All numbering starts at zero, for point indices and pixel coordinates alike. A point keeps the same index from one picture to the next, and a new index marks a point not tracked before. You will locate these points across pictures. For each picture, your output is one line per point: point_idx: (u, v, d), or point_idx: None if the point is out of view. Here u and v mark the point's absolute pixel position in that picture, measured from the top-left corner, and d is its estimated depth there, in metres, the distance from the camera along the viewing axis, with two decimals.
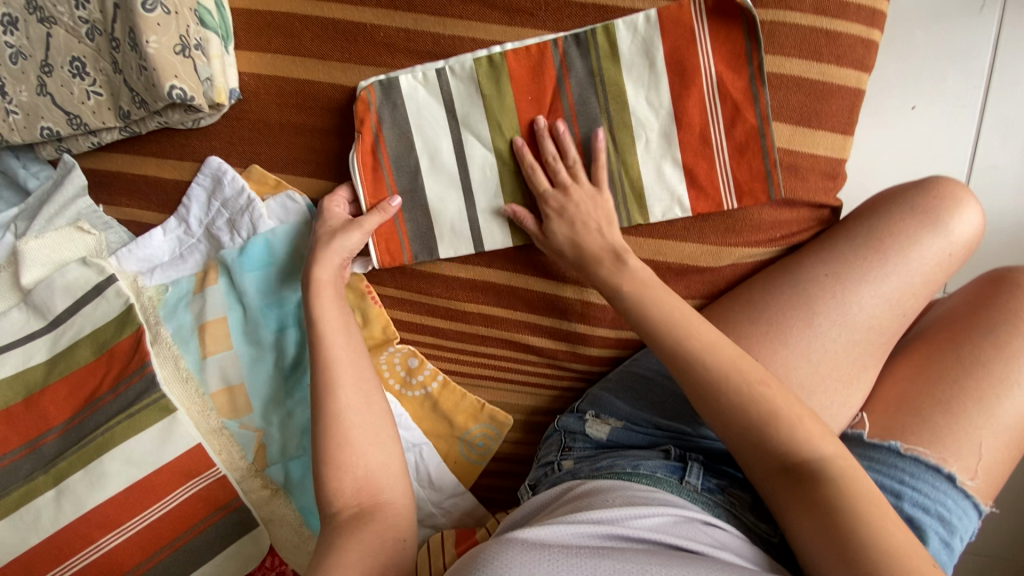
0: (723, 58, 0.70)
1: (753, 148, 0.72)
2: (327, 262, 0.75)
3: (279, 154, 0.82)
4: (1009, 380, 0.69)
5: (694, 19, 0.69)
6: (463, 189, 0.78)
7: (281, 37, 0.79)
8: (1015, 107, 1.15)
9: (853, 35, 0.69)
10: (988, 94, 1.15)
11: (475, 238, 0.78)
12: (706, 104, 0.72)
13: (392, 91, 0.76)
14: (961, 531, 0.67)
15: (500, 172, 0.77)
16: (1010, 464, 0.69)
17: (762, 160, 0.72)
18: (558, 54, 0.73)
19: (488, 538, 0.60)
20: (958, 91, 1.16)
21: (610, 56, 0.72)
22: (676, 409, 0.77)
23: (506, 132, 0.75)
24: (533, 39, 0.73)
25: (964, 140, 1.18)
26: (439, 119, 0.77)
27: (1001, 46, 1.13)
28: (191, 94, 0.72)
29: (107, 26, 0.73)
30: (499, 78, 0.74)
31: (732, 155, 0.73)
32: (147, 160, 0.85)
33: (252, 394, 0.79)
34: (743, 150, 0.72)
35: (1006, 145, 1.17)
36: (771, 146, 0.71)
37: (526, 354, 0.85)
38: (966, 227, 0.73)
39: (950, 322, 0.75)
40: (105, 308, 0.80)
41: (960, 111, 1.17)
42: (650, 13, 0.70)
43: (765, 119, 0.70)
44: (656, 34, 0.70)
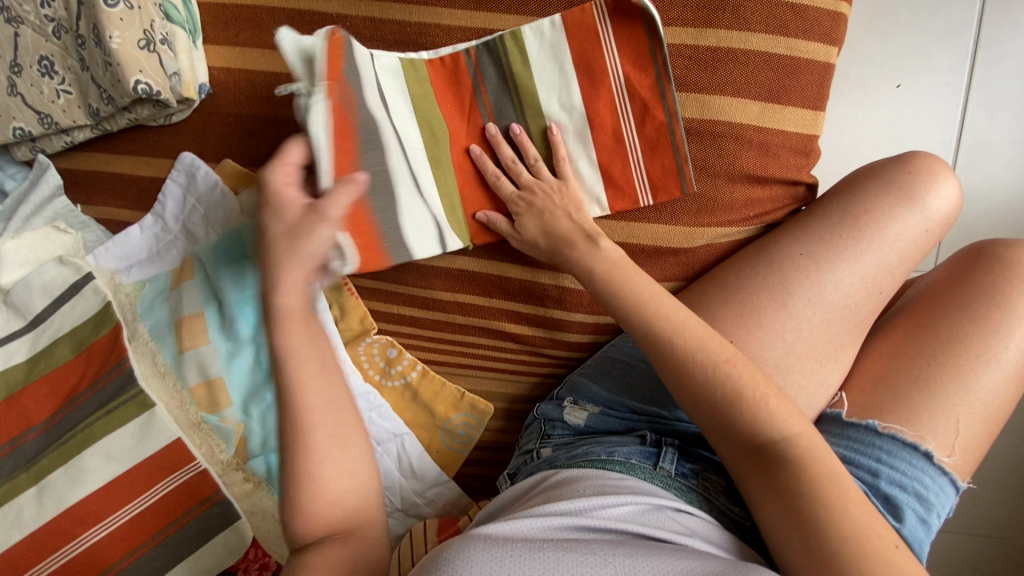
0: (628, 59, 0.70)
1: (665, 143, 0.72)
2: (291, 281, 0.60)
3: (251, 148, 0.83)
4: (986, 354, 0.69)
5: (596, 22, 0.70)
6: (413, 185, 0.75)
7: (248, 30, 0.79)
8: (1001, 82, 1.14)
9: (819, 10, 0.68)
10: (971, 70, 1.14)
11: (437, 235, 0.77)
12: (616, 104, 0.72)
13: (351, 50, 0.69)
14: (938, 507, 0.68)
15: (435, 174, 0.75)
16: (987, 438, 0.69)
17: (674, 154, 0.72)
18: (471, 62, 0.73)
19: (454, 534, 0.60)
20: (943, 67, 1.15)
21: (519, 61, 0.72)
22: (652, 394, 0.77)
23: (435, 135, 0.74)
24: (446, 48, 0.73)
25: (950, 118, 1.17)
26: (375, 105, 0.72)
27: (984, 20, 1.12)
28: (157, 89, 0.72)
29: (72, 23, 0.73)
30: (422, 81, 0.73)
31: (645, 152, 0.73)
32: (121, 157, 0.85)
33: (231, 388, 0.80)
34: (655, 147, 0.73)
35: (992, 120, 1.16)
36: (682, 141, 0.72)
37: (504, 341, 0.85)
38: (944, 201, 0.71)
39: (930, 300, 0.74)
40: (82, 305, 0.80)
41: (946, 86, 1.15)
42: (555, 18, 0.70)
43: (675, 116, 0.71)
44: (562, 40, 0.71)
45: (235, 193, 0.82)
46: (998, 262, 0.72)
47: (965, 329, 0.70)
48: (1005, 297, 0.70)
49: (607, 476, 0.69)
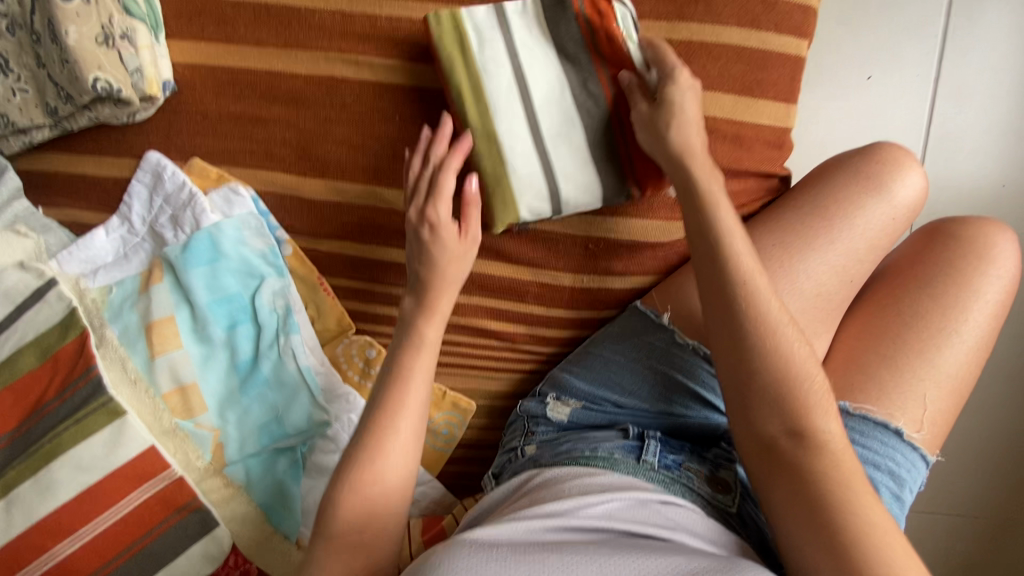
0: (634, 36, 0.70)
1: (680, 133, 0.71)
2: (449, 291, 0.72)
3: (219, 146, 0.80)
4: (954, 338, 0.71)
5: None
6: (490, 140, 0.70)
7: (213, 24, 0.77)
8: (967, 72, 1.17)
9: (790, 2, 0.69)
10: (938, 60, 1.17)
11: (531, 191, 0.71)
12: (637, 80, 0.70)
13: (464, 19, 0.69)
14: (909, 483, 0.69)
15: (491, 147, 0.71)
16: (957, 420, 0.71)
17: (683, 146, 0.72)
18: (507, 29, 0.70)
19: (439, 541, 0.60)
20: (912, 57, 1.17)
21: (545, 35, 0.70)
22: (633, 388, 0.77)
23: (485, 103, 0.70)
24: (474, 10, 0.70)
25: (920, 107, 1.19)
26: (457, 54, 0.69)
27: (950, 11, 1.15)
28: (116, 86, 0.69)
29: (27, 19, 0.70)
30: (463, 45, 0.69)
31: None
32: (84, 158, 0.83)
33: (206, 393, 0.78)
34: None
35: (959, 109, 1.18)
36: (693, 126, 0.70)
37: (484, 339, 0.85)
38: (911, 187, 0.73)
39: (894, 278, 0.75)
40: (47, 312, 0.77)
41: (914, 77, 1.18)
42: None
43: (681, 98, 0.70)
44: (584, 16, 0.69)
45: (204, 194, 0.80)
46: (964, 248, 0.74)
47: (929, 310, 0.71)
48: (970, 282, 0.72)
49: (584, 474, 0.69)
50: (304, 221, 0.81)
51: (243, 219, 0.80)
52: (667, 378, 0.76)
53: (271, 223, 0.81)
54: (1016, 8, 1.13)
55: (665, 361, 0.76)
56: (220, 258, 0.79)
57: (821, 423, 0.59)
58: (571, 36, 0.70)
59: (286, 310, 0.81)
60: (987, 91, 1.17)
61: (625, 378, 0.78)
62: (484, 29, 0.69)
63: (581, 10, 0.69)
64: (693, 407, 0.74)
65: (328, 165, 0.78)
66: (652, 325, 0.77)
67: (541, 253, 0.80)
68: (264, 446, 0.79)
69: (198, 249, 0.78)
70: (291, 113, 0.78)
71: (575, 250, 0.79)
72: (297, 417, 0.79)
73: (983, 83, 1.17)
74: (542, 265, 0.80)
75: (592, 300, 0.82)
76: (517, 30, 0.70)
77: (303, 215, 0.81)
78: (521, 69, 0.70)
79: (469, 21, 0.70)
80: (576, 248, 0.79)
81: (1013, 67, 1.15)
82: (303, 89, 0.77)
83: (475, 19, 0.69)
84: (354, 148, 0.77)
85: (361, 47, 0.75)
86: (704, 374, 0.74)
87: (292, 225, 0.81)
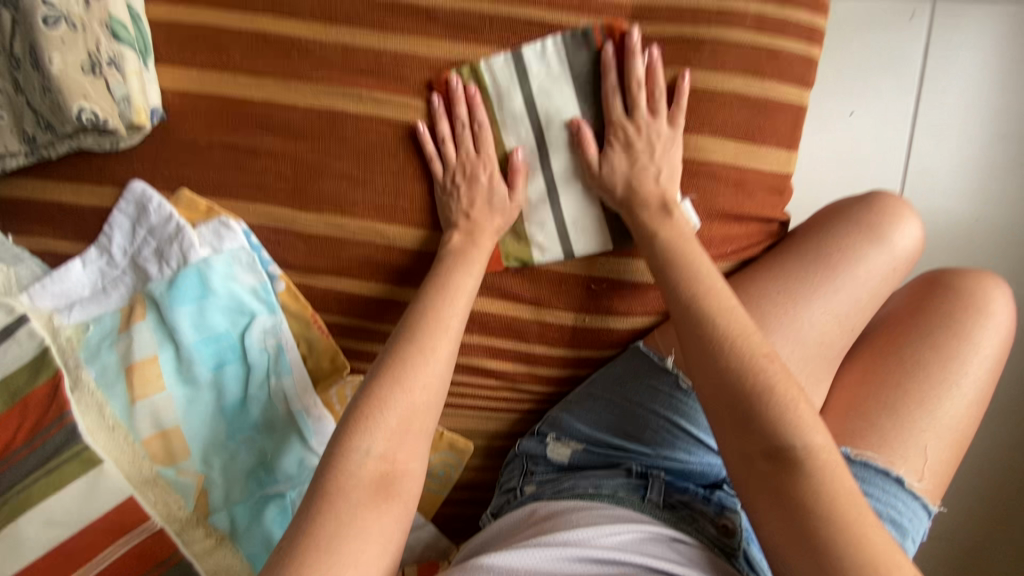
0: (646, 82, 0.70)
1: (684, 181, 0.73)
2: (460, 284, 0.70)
3: (210, 178, 0.77)
4: (949, 384, 0.72)
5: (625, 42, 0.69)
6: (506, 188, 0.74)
7: (206, 52, 0.74)
8: (946, 113, 1.22)
9: (794, 53, 0.70)
10: (919, 100, 1.21)
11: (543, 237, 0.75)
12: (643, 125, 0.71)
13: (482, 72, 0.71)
14: (912, 530, 0.70)
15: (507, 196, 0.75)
16: (953, 464, 0.72)
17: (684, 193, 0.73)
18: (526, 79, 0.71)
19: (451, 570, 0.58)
20: (894, 97, 1.22)
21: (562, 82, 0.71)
22: (635, 430, 0.76)
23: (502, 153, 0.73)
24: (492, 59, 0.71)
25: (901, 146, 1.23)
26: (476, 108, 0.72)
27: (929, 55, 1.20)
28: (103, 117, 0.65)
29: (5, 43, 0.66)
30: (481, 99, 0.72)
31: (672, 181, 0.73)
32: (62, 185, 0.79)
33: (190, 438, 0.74)
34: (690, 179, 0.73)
35: (939, 148, 1.23)
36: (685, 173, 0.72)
37: (483, 378, 0.83)
38: (910, 237, 0.74)
39: (891, 328, 0.77)
40: (15, 351, 0.72)
41: (896, 116, 1.22)
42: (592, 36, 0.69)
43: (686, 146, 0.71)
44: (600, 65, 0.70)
45: (193, 226, 0.77)
46: (958, 295, 0.75)
47: (926, 355, 0.73)
48: (964, 329, 0.74)
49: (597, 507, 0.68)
50: (298, 255, 0.78)
51: (235, 254, 0.76)
52: (670, 421, 0.75)
53: (263, 258, 0.78)
54: (986, 56, 1.19)
55: (667, 405, 0.75)
56: (208, 294, 0.75)
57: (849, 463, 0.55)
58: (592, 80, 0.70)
59: (278, 349, 0.78)
60: (964, 132, 1.22)
61: (626, 419, 0.77)
62: (503, 81, 0.71)
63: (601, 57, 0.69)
64: (695, 451, 0.74)
65: (324, 200, 0.76)
66: (656, 367, 0.77)
67: (544, 291, 0.79)
68: (251, 493, 0.75)
69: (185, 285, 0.75)
70: (289, 146, 0.75)
71: (577, 290, 0.78)
72: (288, 462, 0.76)
73: (959, 125, 1.22)
74: (544, 303, 0.79)
75: (594, 340, 0.81)
76: (536, 78, 0.71)
77: (298, 251, 0.78)
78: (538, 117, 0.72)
79: (489, 74, 0.72)
80: (579, 288, 0.78)
81: (986, 110, 1.21)
82: (300, 122, 0.75)
83: (493, 70, 0.71)
84: (352, 185, 0.75)
85: (362, 83, 0.73)
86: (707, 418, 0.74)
87: (285, 260, 0.79)
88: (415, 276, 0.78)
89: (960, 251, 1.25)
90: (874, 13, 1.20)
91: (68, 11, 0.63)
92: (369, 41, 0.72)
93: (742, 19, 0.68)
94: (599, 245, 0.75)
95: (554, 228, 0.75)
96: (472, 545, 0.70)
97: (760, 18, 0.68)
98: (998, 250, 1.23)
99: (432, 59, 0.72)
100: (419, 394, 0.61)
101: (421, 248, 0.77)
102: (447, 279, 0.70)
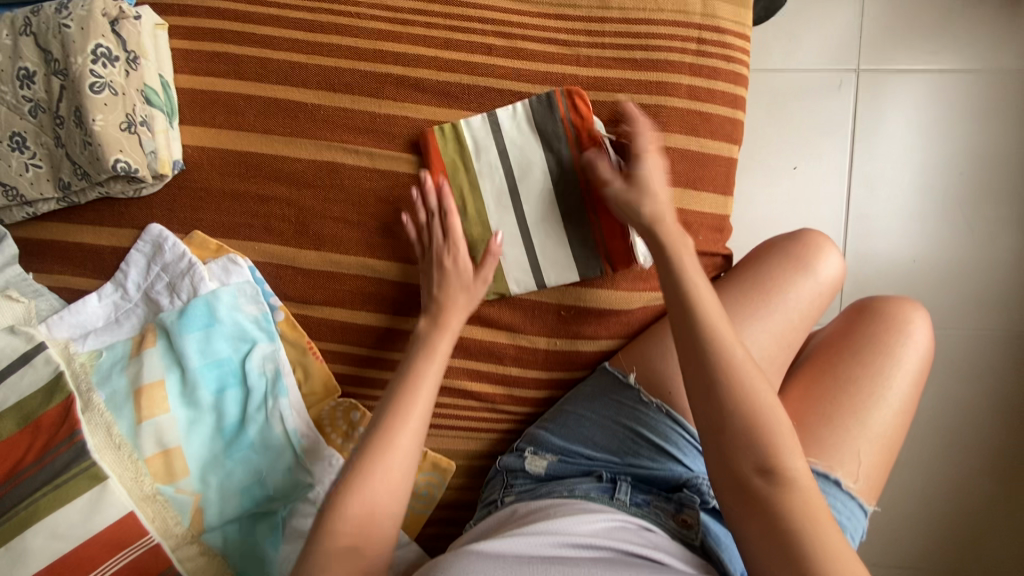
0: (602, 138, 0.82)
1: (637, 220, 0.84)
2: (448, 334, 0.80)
3: (221, 221, 0.87)
4: (876, 395, 0.82)
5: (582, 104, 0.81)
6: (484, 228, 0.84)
7: (224, 113, 0.86)
8: (874, 166, 1.38)
9: (723, 115, 0.84)
10: (849, 155, 1.38)
11: (516, 271, 0.85)
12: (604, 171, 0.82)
13: (460, 131, 0.83)
14: (852, 527, 0.77)
15: (482, 234, 0.85)
16: (884, 467, 0.81)
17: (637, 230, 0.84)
18: (500, 136, 0.83)
19: (445, 553, 0.65)
20: (827, 152, 1.39)
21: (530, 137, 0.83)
22: (605, 442, 0.84)
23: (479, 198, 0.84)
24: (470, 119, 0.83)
25: (839, 194, 1.39)
26: (457, 161, 0.84)
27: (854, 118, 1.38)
28: (135, 167, 0.75)
29: (51, 104, 0.76)
30: (461, 153, 0.84)
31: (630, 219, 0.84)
32: (85, 227, 0.88)
33: (189, 457, 0.80)
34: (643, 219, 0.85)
35: (871, 196, 1.39)
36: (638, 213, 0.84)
37: (465, 400, 0.90)
38: (832, 268, 0.86)
39: (826, 347, 0.87)
40: (32, 376, 0.79)
41: (831, 169, 1.39)
42: (554, 100, 0.82)
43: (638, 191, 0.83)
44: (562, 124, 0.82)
45: (203, 263, 0.86)
46: (878, 317, 0.86)
47: (854, 370, 0.83)
48: (885, 346, 0.84)
49: (574, 502, 0.76)
50: (298, 288, 0.87)
51: (241, 287, 0.85)
52: (636, 432, 0.82)
53: (266, 290, 0.86)
54: (902, 118, 1.38)
55: (632, 416, 0.83)
56: (214, 322, 0.83)
57: (790, 456, 0.63)
58: (557, 137, 0.82)
59: (276, 373, 0.85)
60: (890, 182, 1.38)
61: (596, 432, 0.84)
62: (479, 138, 0.83)
63: (566, 115, 0.82)
64: (660, 459, 0.80)
65: (322, 238, 0.86)
66: (619, 383, 0.85)
67: (519, 318, 0.88)
68: (244, 510, 0.80)
69: (195, 314, 0.83)
70: (292, 192, 0.86)
71: (549, 317, 0.88)
72: (281, 480, 0.82)
73: (886, 176, 1.38)
74: (519, 329, 0.88)
75: (565, 363, 0.89)
76: (508, 135, 0.83)
77: (297, 284, 0.87)
78: (511, 167, 0.84)
79: (468, 132, 0.84)
80: (550, 314, 0.88)
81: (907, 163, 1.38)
82: (304, 173, 0.86)
83: (471, 129, 0.83)
84: (347, 225, 0.86)
85: (358, 139, 0.85)
86: (669, 430, 0.81)
87: (286, 291, 0.87)
88: (403, 306, 0.87)
89: (899, 286, 1.38)
90: (804, 82, 1.39)
91: (111, 79, 0.74)
92: (365, 105, 0.85)
93: (678, 89, 0.82)
94: (567, 276, 0.85)
95: (527, 262, 0.85)
96: (463, 538, 0.78)
97: (692, 88, 0.83)
98: (931, 285, 1.37)
99: (418, 120, 0.85)
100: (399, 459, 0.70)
101: (407, 280, 0.86)
102: (427, 343, 0.78)
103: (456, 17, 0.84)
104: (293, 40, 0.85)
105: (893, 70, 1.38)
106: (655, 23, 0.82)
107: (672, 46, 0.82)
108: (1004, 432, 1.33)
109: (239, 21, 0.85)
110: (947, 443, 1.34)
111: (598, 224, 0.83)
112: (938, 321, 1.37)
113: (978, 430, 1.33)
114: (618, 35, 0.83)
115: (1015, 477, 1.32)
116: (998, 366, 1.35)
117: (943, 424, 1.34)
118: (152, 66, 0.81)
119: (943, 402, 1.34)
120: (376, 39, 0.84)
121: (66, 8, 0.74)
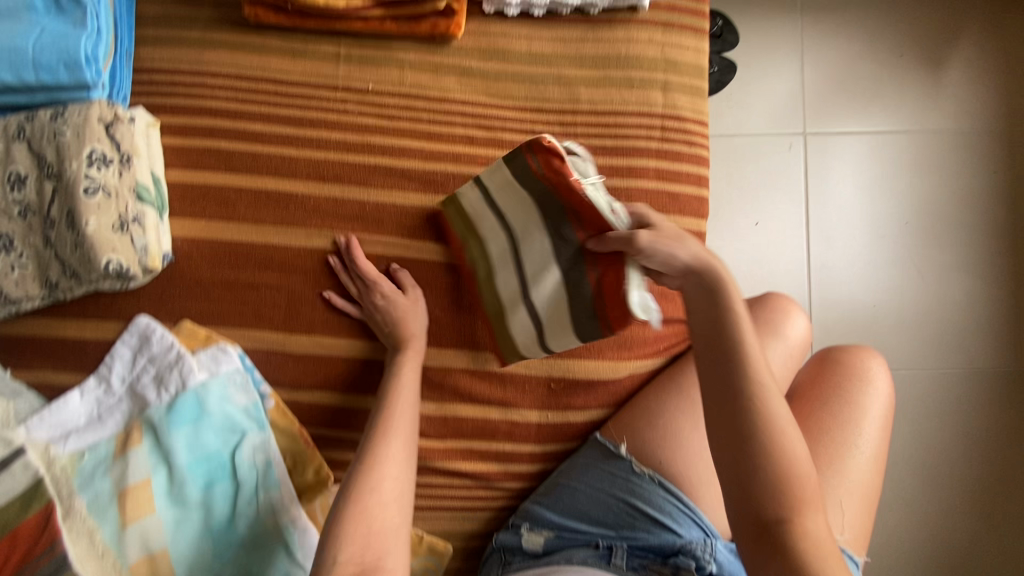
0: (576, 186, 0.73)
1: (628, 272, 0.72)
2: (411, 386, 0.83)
3: (211, 310, 0.88)
4: (853, 450, 0.86)
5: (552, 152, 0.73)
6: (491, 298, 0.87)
7: (214, 205, 0.89)
8: (828, 221, 1.49)
9: (690, 193, 0.91)
10: (805, 212, 1.49)
11: (524, 338, 0.85)
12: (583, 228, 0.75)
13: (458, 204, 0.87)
14: None
15: (489, 303, 0.87)
16: (869, 521, 0.84)
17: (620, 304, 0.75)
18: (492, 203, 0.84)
19: None
20: (785, 210, 1.49)
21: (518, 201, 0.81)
22: (600, 513, 0.85)
23: (485, 267, 0.87)
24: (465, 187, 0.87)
25: (800, 248, 1.48)
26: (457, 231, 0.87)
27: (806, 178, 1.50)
28: (128, 266, 0.76)
29: (42, 207, 0.77)
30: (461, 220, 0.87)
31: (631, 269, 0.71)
32: (69, 322, 0.87)
33: (176, 560, 0.76)
34: None
35: (829, 249, 1.48)
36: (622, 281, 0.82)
37: (459, 478, 0.91)
38: (800, 328, 0.92)
39: (803, 405, 0.91)
40: (5, 485, 0.73)
41: (789, 224, 1.49)
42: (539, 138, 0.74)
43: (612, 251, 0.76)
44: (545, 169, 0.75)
45: (193, 353, 0.85)
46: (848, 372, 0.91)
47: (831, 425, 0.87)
48: (858, 401, 0.88)
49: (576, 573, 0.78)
50: (292, 372, 0.89)
51: (230, 376, 0.85)
52: (628, 501, 0.84)
53: (256, 377, 0.86)
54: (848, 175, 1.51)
55: (626, 489, 0.85)
56: (203, 413, 0.82)
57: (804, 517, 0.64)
58: (544, 192, 0.77)
59: (266, 463, 0.83)
60: (845, 235, 1.49)
61: (590, 505, 0.85)
62: (474, 206, 0.86)
63: (539, 167, 0.76)
64: (653, 528, 0.82)
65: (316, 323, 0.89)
66: (610, 454, 0.87)
67: (510, 392, 0.91)
68: None
69: (186, 406, 0.82)
70: (285, 279, 0.89)
71: (540, 389, 0.91)
72: None
73: (841, 227, 1.49)
74: (511, 403, 0.91)
75: (557, 434, 0.91)
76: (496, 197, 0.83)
77: (288, 369, 0.89)
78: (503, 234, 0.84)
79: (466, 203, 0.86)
80: (540, 387, 0.91)
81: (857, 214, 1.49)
82: (297, 259, 0.89)
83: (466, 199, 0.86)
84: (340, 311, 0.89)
85: (348, 229, 0.89)
86: (661, 500, 0.83)
87: (278, 374, 0.88)
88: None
89: (863, 331, 1.46)
90: (759, 147, 1.51)
91: (105, 182, 0.76)
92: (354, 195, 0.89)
93: (647, 171, 0.89)
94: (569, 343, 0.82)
95: (530, 329, 0.84)
96: None
97: (660, 170, 0.89)
98: (893, 328, 1.46)
99: (407, 207, 0.89)
100: (387, 517, 0.71)
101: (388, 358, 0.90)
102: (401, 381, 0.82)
103: (438, 109, 0.89)
104: (283, 135, 0.89)
105: (836, 132, 1.52)
106: (621, 112, 0.89)
107: (638, 133, 0.89)
108: (976, 465, 1.39)
109: (229, 117, 0.89)
110: (925, 481, 1.39)
111: (599, 275, 0.75)
112: (903, 362, 1.44)
113: (951, 466, 1.39)
114: (589, 123, 0.89)
115: (991, 511, 1.37)
116: (962, 403, 1.42)
117: (917, 463, 1.39)
118: (144, 164, 0.84)
119: (914, 441, 1.40)
120: (362, 133, 0.89)
121: (61, 115, 0.76)
